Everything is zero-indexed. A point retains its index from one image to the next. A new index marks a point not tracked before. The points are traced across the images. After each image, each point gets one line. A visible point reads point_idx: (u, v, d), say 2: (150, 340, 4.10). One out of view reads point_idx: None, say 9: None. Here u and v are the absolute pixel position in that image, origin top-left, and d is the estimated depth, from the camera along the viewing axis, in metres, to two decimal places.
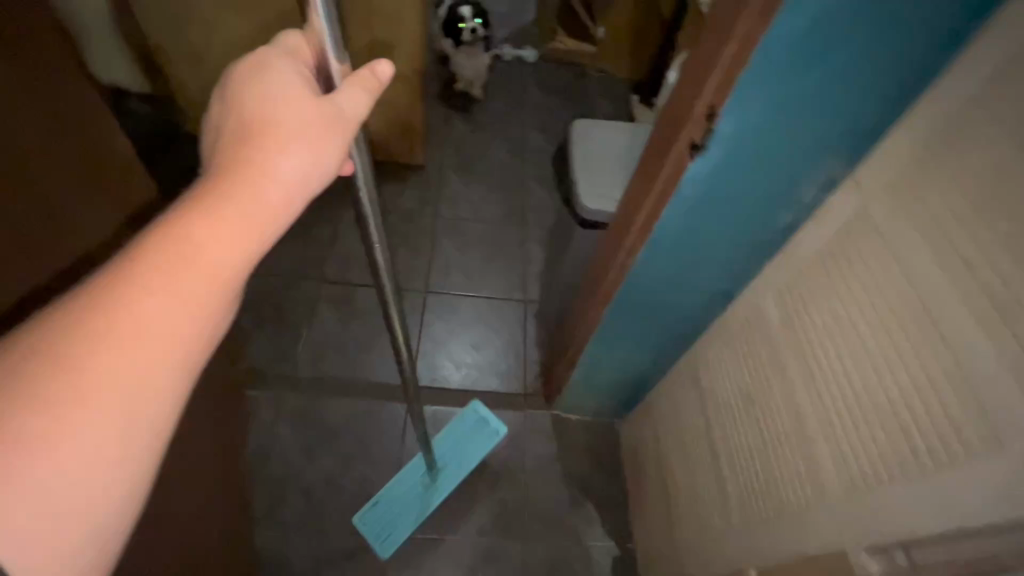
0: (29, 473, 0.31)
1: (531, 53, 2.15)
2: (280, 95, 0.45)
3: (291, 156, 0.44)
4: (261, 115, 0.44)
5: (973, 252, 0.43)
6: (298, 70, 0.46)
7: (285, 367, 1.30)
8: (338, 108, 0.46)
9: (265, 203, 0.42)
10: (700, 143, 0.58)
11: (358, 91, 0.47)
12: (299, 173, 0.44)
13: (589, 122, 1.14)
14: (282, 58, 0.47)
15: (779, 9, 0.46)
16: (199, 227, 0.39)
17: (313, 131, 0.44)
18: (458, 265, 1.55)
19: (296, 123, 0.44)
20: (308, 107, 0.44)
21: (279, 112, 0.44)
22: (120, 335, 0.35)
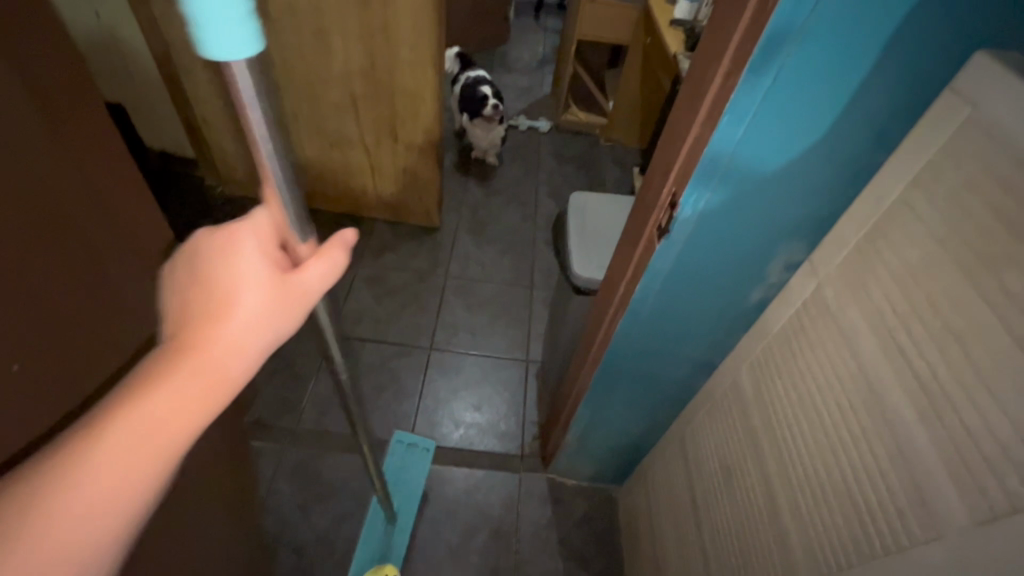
0: None
1: (544, 124, 2.30)
2: (247, 274, 0.41)
3: (255, 335, 0.42)
4: (226, 290, 0.41)
5: (906, 339, 0.45)
6: (264, 246, 0.43)
7: (291, 420, 1.34)
8: (306, 285, 0.43)
9: (225, 383, 0.41)
10: (665, 228, 0.63)
11: (323, 265, 0.44)
12: (260, 349, 0.43)
13: (584, 195, 1.21)
14: (246, 230, 0.43)
15: (719, 120, 0.51)
16: (150, 410, 0.39)
17: (282, 308, 0.42)
18: (464, 324, 1.60)
19: (261, 303, 0.41)
20: (274, 288, 0.42)
21: (247, 294, 0.41)
22: (63, 523, 0.36)
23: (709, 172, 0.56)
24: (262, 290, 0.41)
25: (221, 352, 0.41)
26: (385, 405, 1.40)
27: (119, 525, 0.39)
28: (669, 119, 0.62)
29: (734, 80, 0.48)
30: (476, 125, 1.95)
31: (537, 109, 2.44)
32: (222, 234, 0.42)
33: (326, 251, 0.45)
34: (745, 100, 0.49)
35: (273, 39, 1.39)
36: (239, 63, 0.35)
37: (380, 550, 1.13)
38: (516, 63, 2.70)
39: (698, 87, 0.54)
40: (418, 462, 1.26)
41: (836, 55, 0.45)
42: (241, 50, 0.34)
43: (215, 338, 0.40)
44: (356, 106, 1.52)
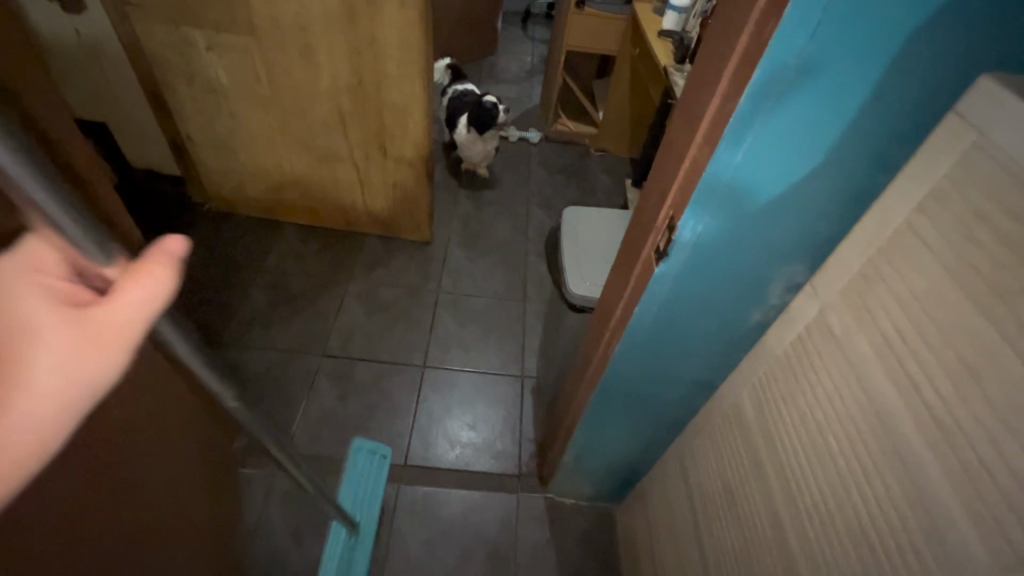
0: None
1: (534, 134, 2.29)
2: (10, 325, 0.29)
3: (36, 404, 0.29)
4: None
5: (916, 371, 0.44)
6: (40, 282, 0.31)
7: None
8: (108, 322, 0.31)
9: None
10: (663, 251, 0.61)
11: (142, 290, 0.33)
12: (51, 420, 0.30)
13: (577, 210, 1.20)
14: (12, 266, 0.31)
15: (717, 145, 0.50)
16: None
17: (70, 360, 0.30)
18: (457, 339, 1.58)
19: (41, 361, 0.29)
20: (55, 337, 0.30)
21: (14, 351, 0.29)
22: None
23: (708, 196, 0.54)
24: (37, 345, 0.29)
25: None
26: (379, 424, 1.38)
27: None
28: (665, 140, 0.60)
29: (732, 104, 0.47)
30: (467, 138, 1.93)
31: (527, 120, 2.44)
32: None
33: (136, 268, 0.33)
34: (744, 124, 0.47)
35: (258, 56, 1.37)
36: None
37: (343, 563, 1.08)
38: (505, 74, 2.70)
39: (694, 110, 0.53)
40: (374, 470, 1.24)
41: (837, 79, 0.44)
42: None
43: None
44: (344, 121, 1.50)
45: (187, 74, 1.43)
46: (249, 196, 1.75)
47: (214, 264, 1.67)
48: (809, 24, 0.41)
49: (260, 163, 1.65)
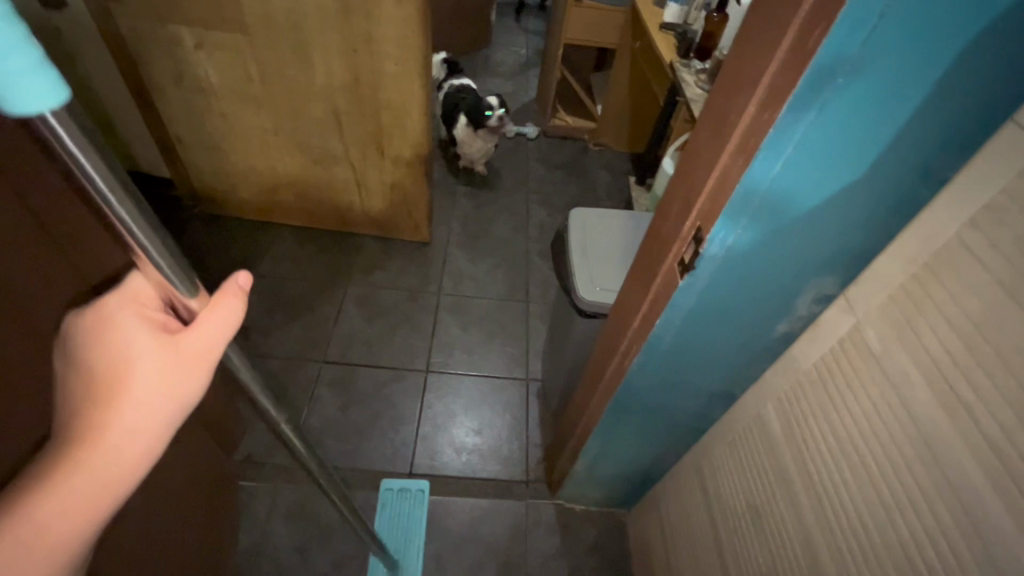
0: None
1: (532, 130, 2.25)
2: (130, 351, 0.36)
3: (157, 411, 0.37)
4: (109, 375, 0.36)
5: (970, 396, 0.42)
6: (149, 315, 0.38)
7: (284, 455, 1.27)
8: (203, 346, 0.39)
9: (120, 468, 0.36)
10: (688, 264, 0.59)
11: (218, 318, 0.40)
12: (165, 423, 0.38)
13: (584, 211, 1.17)
14: (120, 300, 0.37)
15: (753, 156, 0.47)
16: (38, 511, 0.34)
17: (180, 374, 0.38)
18: (460, 343, 1.55)
19: (152, 376, 0.37)
20: (167, 359, 0.37)
21: (135, 372, 0.36)
22: None
23: (741, 208, 0.52)
24: (155, 367, 0.37)
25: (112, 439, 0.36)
26: (382, 433, 1.35)
27: None
28: (691, 147, 0.58)
29: (771, 114, 0.44)
30: (466, 136, 1.89)
31: (524, 115, 2.40)
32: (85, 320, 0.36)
33: (216, 301, 0.40)
34: (786, 134, 0.45)
35: (249, 55, 1.32)
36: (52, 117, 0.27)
37: None
38: (500, 68, 2.65)
39: (726, 115, 0.50)
40: (412, 501, 1.23)
41: (887, 87, 0.41)
42: (48, 102, 0.26)
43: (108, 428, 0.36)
44: (339, 121, 1.46)
45: (175, 74, 1.38)
46: (242, 198, 1.70)
47: (207, 269, 1.62)
48: (862, 29, 0.38)
49: (252, 164, 1.60)
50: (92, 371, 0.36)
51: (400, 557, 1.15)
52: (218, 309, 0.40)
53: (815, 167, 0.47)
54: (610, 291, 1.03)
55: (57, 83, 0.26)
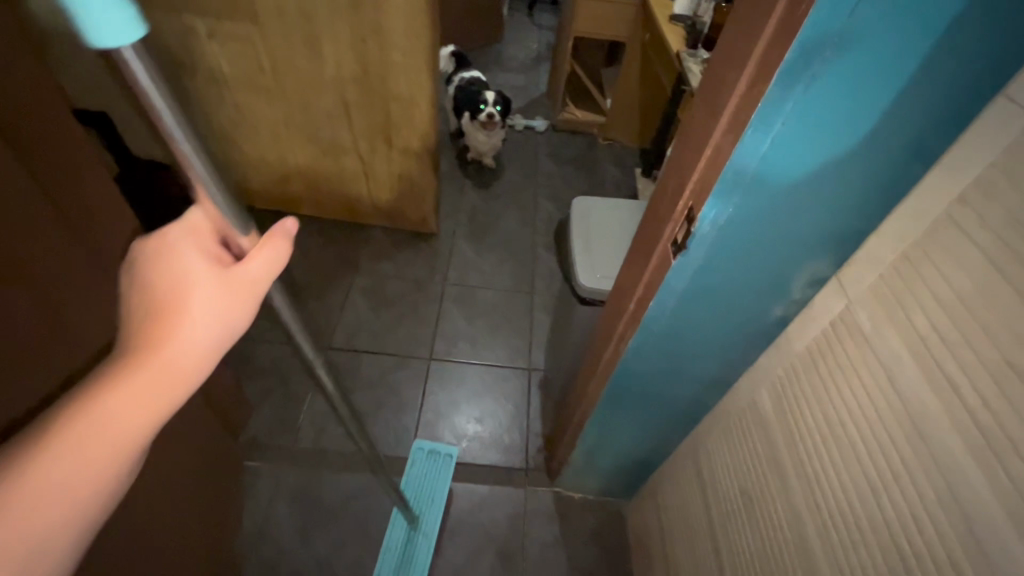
0: None
1: (541, 123, 2.25)
2: (186, 274, 0.39)
3: (208, 334, 0.40)
4: (168, 295, 0.39)
5: (959, 374, 0.41)
6: (202, 244, 0.41)
7: (288, 438, 1.30)
8: (249, 278, 0.41)
9: (170, 387, 0.39)
10: (681, 243, 0.59)
11: (267, 255, 0.42)
12: (213, 347, 0.40)
13: (587, 200, 1.17)
14: (181, 230, 0.41)
15: (744, 132, 0.47)
16: (104, 412, 0.37)
17: (230, 303, 0.40)
18: (465, 333, 1.56)
19: (207, 298, 0.39)
20: (217, 286, 0.40)
21: (188, 296, 0.39)
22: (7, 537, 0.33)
23: (732, 186, 0.51)
24: (207, 293, 0.39)
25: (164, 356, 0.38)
26: (385, 419, 1.36)
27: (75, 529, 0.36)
28: (686, 126, 0.57)
29: (761, 89, 0.44)
30: (474, 129, 1.90)
31: (534, 109, 2.40)
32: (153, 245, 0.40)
33: (265, 238, 0.43)
34: (775, 108, 0.44)
35: (260, 45, 1.34)
36: (129, 50, 0.31)
37: (403, 555, 1.12)
38: (511, 62, 2.65)
39: (720, 92, 0.50)
40: (438, 466, 1.26)
41: (878, 61, 0.41)
42: (122, 38, 0.29)
43: (163, 346, 0.38)
44: (348, 112, 1.48)
45: (187, 63, 1.40)
46: (253, 188, 1.73)
47: None
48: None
49: (262, 153, 1.62)
50: (154, 289, 0.39)
51: (421, 517, 1.17)
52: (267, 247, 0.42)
53: (807, 143, 0.47)
54: (610, 279, 1.04)
55: (135, 17, 0.30)
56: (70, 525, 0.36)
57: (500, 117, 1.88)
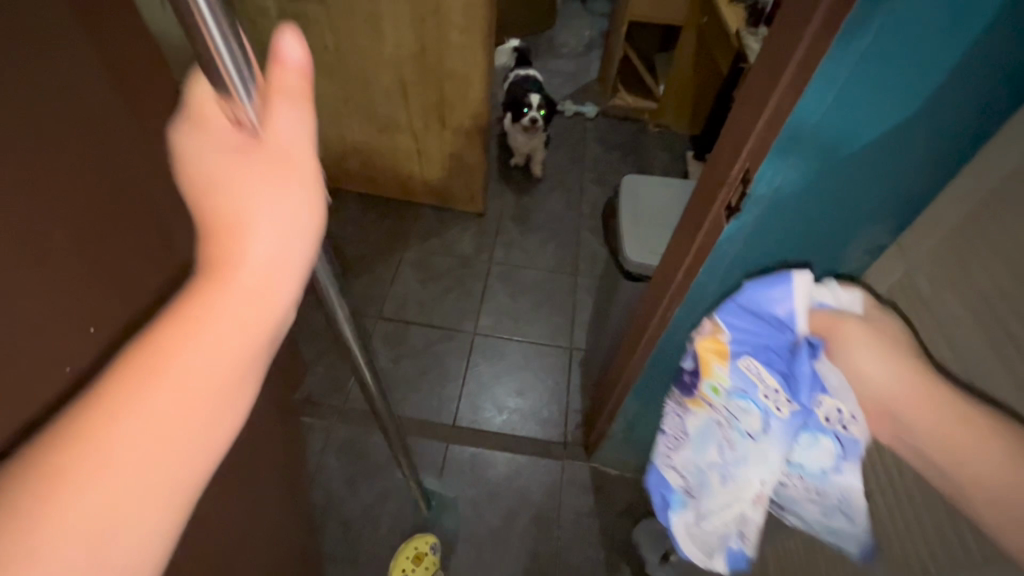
0: None
1: (591, 109, 2.25)
2: (221, 162, 0.33)
3: (269, 222, 0.32)
4: (215, 185, 0.32)
5: (1018, 329, 0.43)
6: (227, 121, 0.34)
7: (339, 398, 1.37)
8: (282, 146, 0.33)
9: (243, 294, 0.31)
10: (734, 207, 0.59)
11: (290, 111, 0.33)
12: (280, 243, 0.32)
13: (636, 178, 1.17)
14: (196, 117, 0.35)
15: (805, 89, 0.48)
16: (156, 339, 0.30)
17: (277, 184, 0.32)
18: (508, 309, 1.59)
19: (253, 183, 0.32)
20: (261, 166, 0.32)
21: (231, 184, 0.32)
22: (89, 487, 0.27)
23: (790, 145, 0.52)
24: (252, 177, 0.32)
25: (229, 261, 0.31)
26: (430, 386, 1.42)
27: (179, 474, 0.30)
28: (743, 85, 0.57)
29: (825, 44, 0.45)
30: (516, 130, 1.87)
31: (584, 95, 2.40)
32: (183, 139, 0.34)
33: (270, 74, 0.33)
34: (845, 53, 0.44)
35: (327, 24, 1.41)
36: None
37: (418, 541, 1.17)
38: (563, 49, 2.65)
39: (783, 46, 0.50)
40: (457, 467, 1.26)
41: (946, 16, 0.41)
42: None
43: (222, 249, 0.31)
44: (406, 90, 1.53)
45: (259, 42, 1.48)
46: None
47: None
48: None
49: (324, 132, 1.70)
50: (195, 184, 0.33)
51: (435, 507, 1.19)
52: (283, 99, 0.33)
53: (868, 102, 0.47)
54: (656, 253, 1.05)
55: None
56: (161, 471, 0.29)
57: (542, 121, 1.83)
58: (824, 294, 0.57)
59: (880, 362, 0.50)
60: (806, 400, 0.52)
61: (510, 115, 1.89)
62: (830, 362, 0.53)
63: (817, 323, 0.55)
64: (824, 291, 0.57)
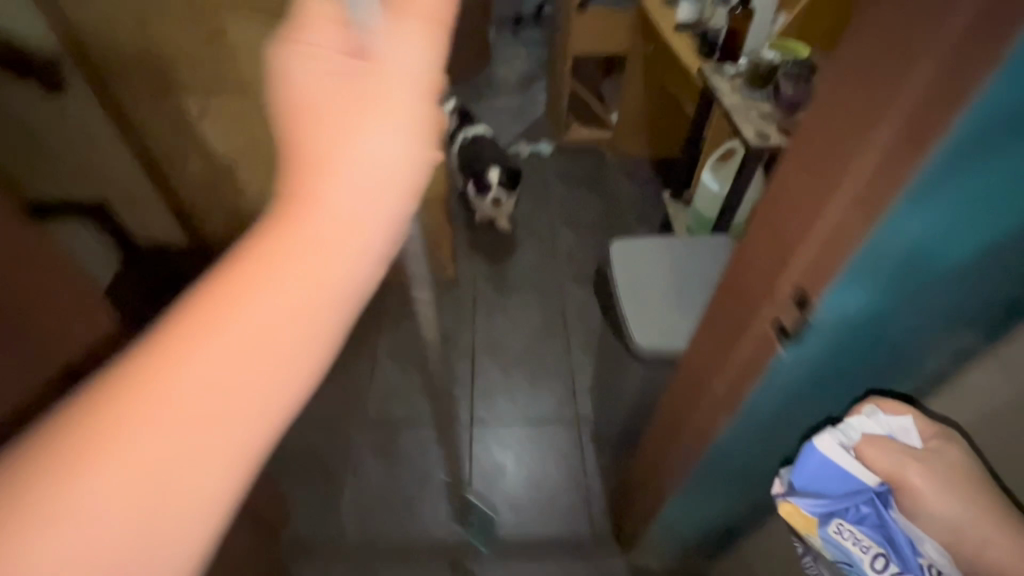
0: (104, 487, 0.30)
1: (547, 147, 2.19)
2: (342, 108, 0.34)
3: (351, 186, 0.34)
4: (330, 129, 0.34)
5: None
6: (348, 51, 0.34)
7: (334, 534, 1.22)
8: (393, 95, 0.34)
9: (309, 274, 0.34)
10: (792, 331, 0.49)
11: (397, 53, 0.34)
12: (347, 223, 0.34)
13: (625, 244, 1.08)
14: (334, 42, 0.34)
15: (887, 211, 0.39)
16: (252, 283, 0.33)
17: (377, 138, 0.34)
18: (503, 386, 1.46)
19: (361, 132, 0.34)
20: (367, 108, 0.34)
21: (342, 131, 0.34)
22: (151, 416, 0.31)
23: (867, 273, 0.44)
24: (367, 125, 0.34)
25: (311, 217, 0.34)
26: (434, 497, 1.27)
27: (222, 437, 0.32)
28: (780, 182, 0.48)
29: (915, 160, 0.36)
30: (483, 202, 1.78)
31: (536, 132, 2.32)
32: (337, 65, 0.34)
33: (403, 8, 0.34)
34: (932, 189, 0.38)
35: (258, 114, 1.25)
36: None
37: None
38: (504, 87, 2.57)
39: (852, 141, 0.40)
40: None
41: None
42: None
43: (314, 192, 0.34)
44: None
45: (183, 143, 1.33)
46: None
47: None
48: None
49: None
50: (313, 128, 0.35)
51: None
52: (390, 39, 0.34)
53: (955, 222, 0.41)
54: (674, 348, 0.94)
55: None
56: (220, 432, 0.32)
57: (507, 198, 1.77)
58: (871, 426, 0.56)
59: (945, 499, 0.51)
60: (907, 556, 0.52)
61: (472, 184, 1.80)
62: (905, 512, 0.53)
63: (880, 472, 0.54)
64: (870, 420, 0.57)
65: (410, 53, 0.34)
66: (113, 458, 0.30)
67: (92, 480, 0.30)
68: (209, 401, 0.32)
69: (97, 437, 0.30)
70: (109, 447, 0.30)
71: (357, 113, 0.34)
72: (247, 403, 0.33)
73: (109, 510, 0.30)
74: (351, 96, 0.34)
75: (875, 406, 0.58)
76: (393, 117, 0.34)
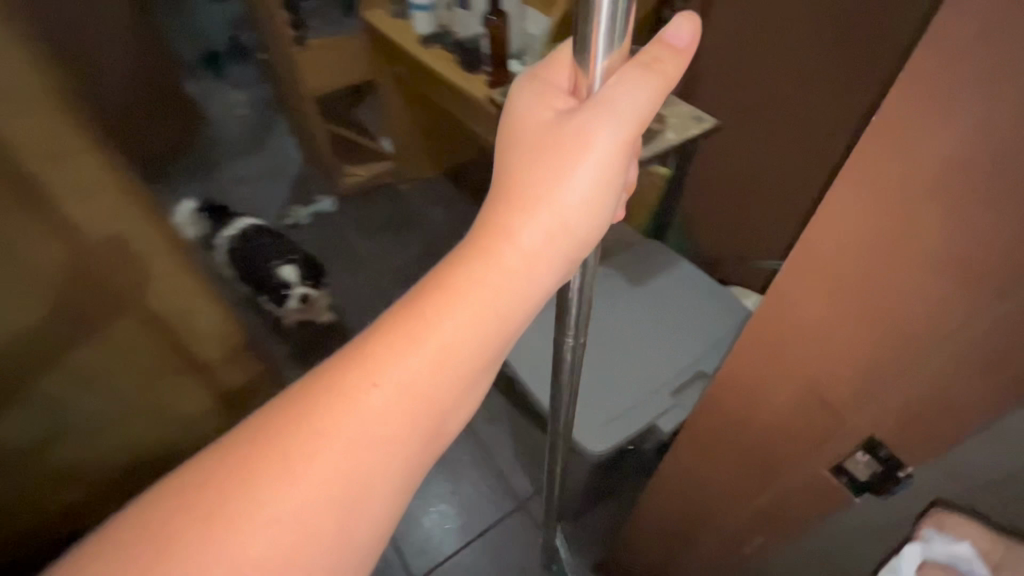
0: (272, 507, 0.34)
1: (328, 202, 1.84)
2: (541, 152, 0.37)
3: (536, 234, 0.37)
4: (524, 173, 0.37)
5: None
6: (555, 99, 0.37)
7: None
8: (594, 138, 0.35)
9: (462, 329, 0.37)
10: (869, 481, 0.41)
11: (628, 93, 0.33)
12: (513, 273, 0.37)
13: None
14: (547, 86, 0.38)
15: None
16: (425, 332, 0.37)
17: (554, 182, 0.36)
18: (424, 511, 1.20)
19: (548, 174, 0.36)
20: (565, 152, 0.36)
21: (534, 173, 0.37)
22: (326, 453, 0.35)
23: None
24: (559, 171, 0.36)
25: (498, 257, 0.37)
26: None
27: (363, 489, 0.36)
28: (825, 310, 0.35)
29: None
30: (289, 310, 1.43)
31: (306, 185, 1.92)
32: (544, 108, 0.38)
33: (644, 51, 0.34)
34: None
35: None
36: None
37: None
38: (234, 143, 2.03)
39: (919, 287, 0.31)
40: None
41: None
42: None
43: (497, 235, 0.37)
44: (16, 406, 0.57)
45: None
46: None
47: None
48: None
49: None
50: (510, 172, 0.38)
51: None
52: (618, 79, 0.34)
53: None
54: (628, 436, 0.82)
55: None
56: (365, 482, 0.36)
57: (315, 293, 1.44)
58: (923, 557, 0.38)
59: None
60: None
61: (267, 299, 1.45)
62: None
63: None
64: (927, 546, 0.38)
65: (645, 96, 0.34)
66: (291, 484, 0.35)
67: (266, 496, 0.34)
68: (379, 438, 0.36)
69: (284, 455, 0.35)
70: (286, 469, 0.35)
71: (558, 160, 0.36)
72: (410, 445, 0.37)
73: (290, 512, 0.34)
74: (552, 144, 0.36)
75: (932, 521, 0.39)
76: (591, 160, 0.35)
